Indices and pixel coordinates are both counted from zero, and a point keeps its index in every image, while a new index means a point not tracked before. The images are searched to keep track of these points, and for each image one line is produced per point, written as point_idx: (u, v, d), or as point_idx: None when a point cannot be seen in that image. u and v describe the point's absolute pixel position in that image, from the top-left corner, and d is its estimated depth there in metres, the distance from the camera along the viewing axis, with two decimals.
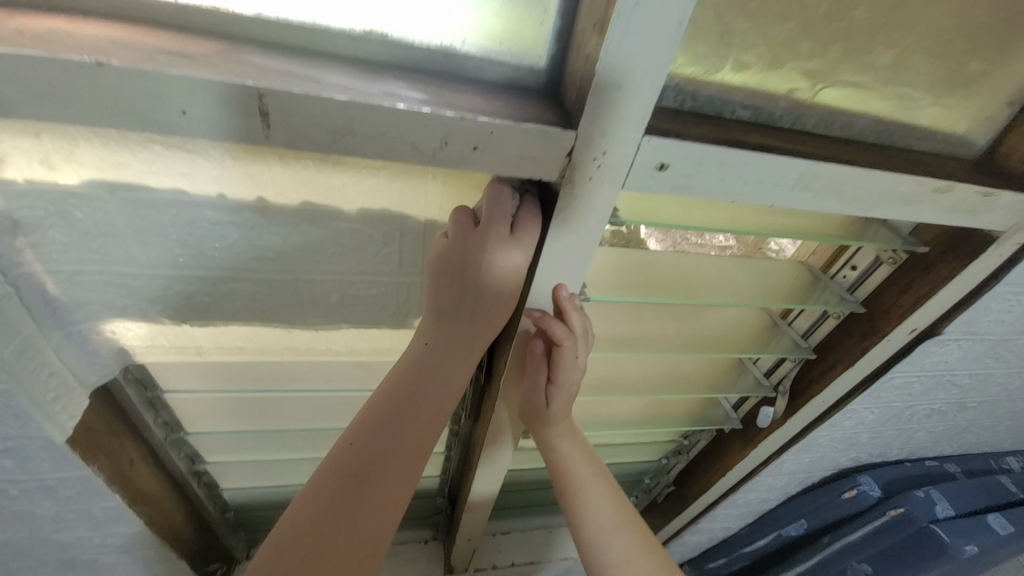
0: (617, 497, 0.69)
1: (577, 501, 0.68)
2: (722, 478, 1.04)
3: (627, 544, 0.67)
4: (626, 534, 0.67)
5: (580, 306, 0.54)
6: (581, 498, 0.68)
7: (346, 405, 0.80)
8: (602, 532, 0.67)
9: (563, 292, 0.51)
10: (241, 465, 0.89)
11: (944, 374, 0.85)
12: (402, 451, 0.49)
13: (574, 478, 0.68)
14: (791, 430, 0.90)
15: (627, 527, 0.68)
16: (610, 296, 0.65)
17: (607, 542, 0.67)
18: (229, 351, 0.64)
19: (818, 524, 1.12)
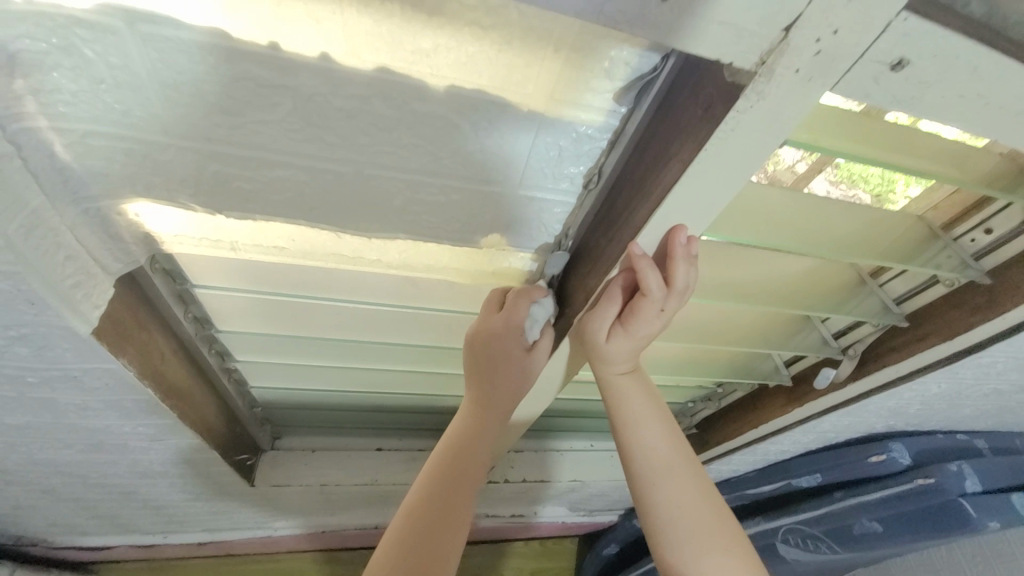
0: (679, 449, 0.60)
1: (636, 448, 0.60)
2: (753, 429, 1.02)
3: (687, 497, 0.59)
4: (687, 486, 0.59)
5: (692, 255, 0.45)
6: (641, 445, 0.60)
7: (386, 318, 0.74)
8: (661, 482, 0.59)
9: (679, 238, 0.43)
10: (270, 366, 0.86)
11: None
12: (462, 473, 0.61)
13: (634, 423, 0.60)
14: (846, 394, 0.85)
15: (690, 477, 0.60)
16: (739, 237, 0.56)
17: (665, 493, 0.59)
18: (269, 252, 0.56)
19: (834, 479, 1.13)
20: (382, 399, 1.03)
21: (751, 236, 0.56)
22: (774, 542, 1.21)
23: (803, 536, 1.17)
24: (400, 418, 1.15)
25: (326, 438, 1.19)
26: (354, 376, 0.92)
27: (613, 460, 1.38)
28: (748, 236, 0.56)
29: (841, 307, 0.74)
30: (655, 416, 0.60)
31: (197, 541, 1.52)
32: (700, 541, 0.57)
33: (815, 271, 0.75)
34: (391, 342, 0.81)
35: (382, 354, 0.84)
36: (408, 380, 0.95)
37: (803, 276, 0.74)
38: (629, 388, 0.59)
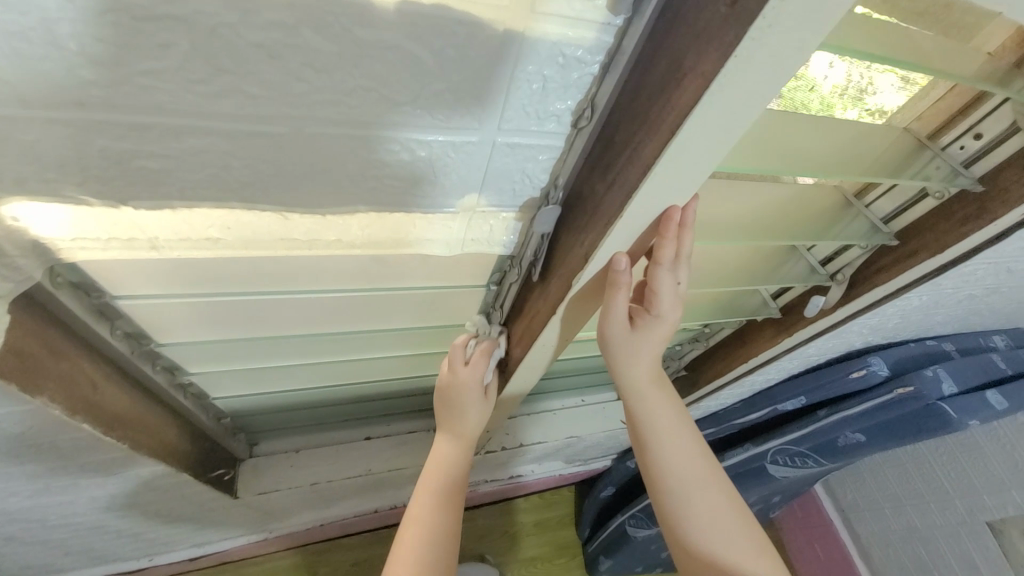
0: (686, 427, 0.66)
1: (646, 420, 0.65)
2: (742, 364, 1.02)
3: (697, 469, 0.65)
4: (697, 459, 0.65)
5: (683, 224, 0.46)
6: (652, 418, 0.64)
7: (354, 305, 0.66)
8: (675, 459, 0.65)
9: (675, 214, 0.43)
10: (231, 374, 0.76)
11: (1008, 261, 0.78)
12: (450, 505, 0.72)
13: (645, 397, 0.64)
14: (835, 320, 0.85)
15: (698, 453, 0.66)
16: (736, 166, 0.51)
17: (679, 470, 0.65)
18: (203, 248, 0.46)
19: (817, 399, 1.17)
20: (363, 389, 0.96)
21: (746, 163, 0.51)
22: (763, 463, 1.27)
23: (790, 455, 1.23)
24: (386, 404, 1.08)
25: (308, 435, 1.12)
26: (329, 372, 0.84)
27: (605, 411, 1.38)
28: (744, 165, 0.51)
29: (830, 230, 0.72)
30: (666, 401, 0.65)
31: (188, 557, 1.44)
32: (699, 494, 0.64)
33: (803, 196, 0.72)
34: (365, 329, 0.73)
35: (357, 344, 0.77)
36: (389, 367, 0.88)
37: (792, 203, 0.71)
38: (645, 368, 0.61)
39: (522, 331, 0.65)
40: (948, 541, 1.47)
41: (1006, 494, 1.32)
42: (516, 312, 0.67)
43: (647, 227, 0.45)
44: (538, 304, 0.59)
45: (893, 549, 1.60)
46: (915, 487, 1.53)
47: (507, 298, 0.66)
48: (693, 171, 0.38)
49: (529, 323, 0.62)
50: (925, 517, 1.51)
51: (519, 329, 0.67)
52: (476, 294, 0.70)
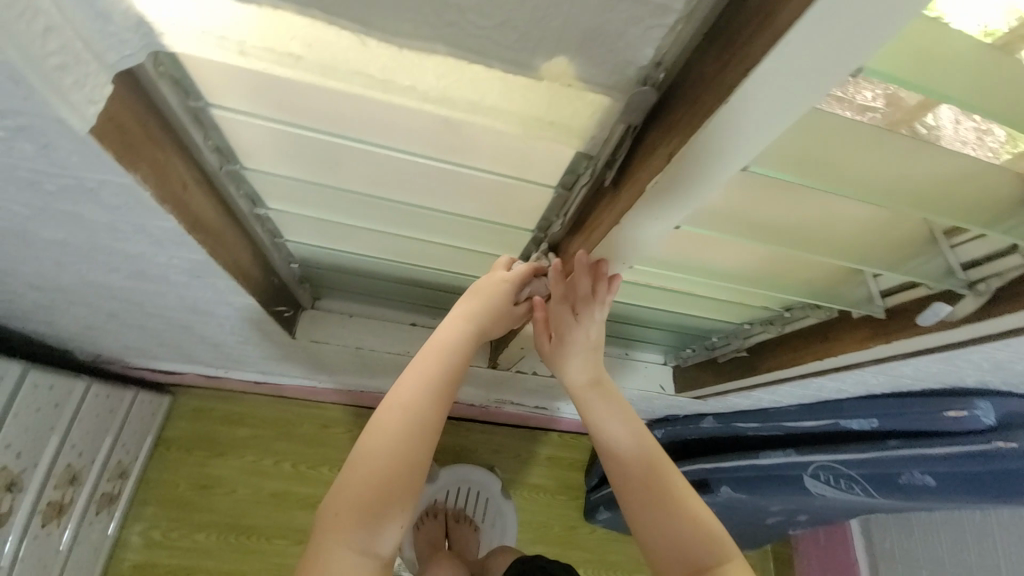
0: (628, 418, 0.74)
1: (587, 415, 0.76)
2: (814, 361, 0.91)
3: (639, 450, 0.72)
4: (637, 443, 0.73)
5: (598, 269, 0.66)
6: (591, 412, 0.76)
7: (419, 176, 0.65)
8: (615, 444, 0.73)
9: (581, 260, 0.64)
10: (302, 221, 0.82)
11: None
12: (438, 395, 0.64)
13: (586, 400, 0.76)
14: (952, 336, 0.71)
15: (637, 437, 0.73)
16: (901, 80, 0.38)
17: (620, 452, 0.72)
18: (290, 71, 0.47)
19: (890, 430, 1.02)
20: (415, 274, 1.00)
21: (920, 79, 0.38)
22: (802, 475, 1.20)
23: (835, 475, 1.14)
24: (434, 298, 1.12)
25: (362, 305, 1.21)
26: (388, 245, 0.87)
27: (645, 370, 1.33)
28: (916, 82, 0.38)
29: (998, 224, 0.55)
30: (602, 399, 0.76)
31: (253, 380, 1.69)
32: (640, 468, 0.71)
33: (981, 169, 0.52)
34: (427, 210, 0.74)
35: (418, 223, 0.78)
36: (443, 257, 0.89)
37: (969, 178, 0.52)
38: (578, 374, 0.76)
39: (586, 241, 0.63)
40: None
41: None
42: (584, 223, 0.63)
43: (747, 141, 0.40)
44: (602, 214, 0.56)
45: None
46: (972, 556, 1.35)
47: (574, 205, 0.62)
48: (828, 64, 0.32)
49: (597, 234, 0.59)
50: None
51: (584, 241, 0.63)
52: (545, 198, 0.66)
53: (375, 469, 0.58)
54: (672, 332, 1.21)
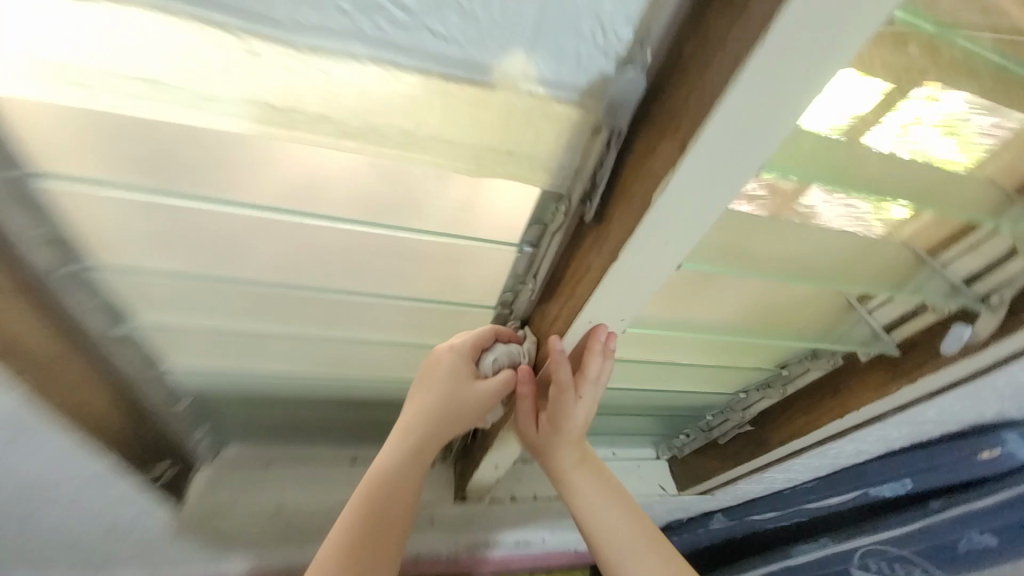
0: (625, 508, 0.65)
1: (581, 508, 0.65)
2: (834, 422, 0.77)
3: (639, 550, 0.63)
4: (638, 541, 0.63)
5: (608, 350, 0.51)
6: (587, 504, 0.65)
7: (348, 246, 0.52)
8: (614, 542, 0.63)
9: (600, 334, 0.49)
10: (202, 338, 0.63)
11: None
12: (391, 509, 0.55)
13: (580, 491, 0.65)
14: (985, 363, 0.60)
15: (638, 533, 0.64)
16: None
17: (619, 552, 0.63)
18: (171, 106, 0.36)
19: (927, 486, 0.89)
20: (353, 393, 0.79)
21: None
22: (848, 568, 1.00)
23: (887, 560, 0.96)
24: (379, 421, 0.90)
25: (283, 449, 0.94)
26: (320, 355, 0.69)
27: (638, 469, 1.13)
28: None
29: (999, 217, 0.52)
30: (598, 487, 0.65)
31: None
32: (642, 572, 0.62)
33: (964, 171, 0.50)
34: (365, 298, 0.59)
35: (355, 317, 0.62)
36: (389, 361, 0.72)
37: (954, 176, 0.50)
38: (572, 463, 0.65)
39: (565, 304, 0.49)
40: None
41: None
42: (558, 283, 0.50)
43: (777, 109, 0.30)
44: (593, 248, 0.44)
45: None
46: None
47: (544, 261, 0.50)
48: None
49: (580, 291, 0.46)
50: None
51: (562, 305, 0.50)
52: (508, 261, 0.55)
53: None
54: (658, 417, 1.07)
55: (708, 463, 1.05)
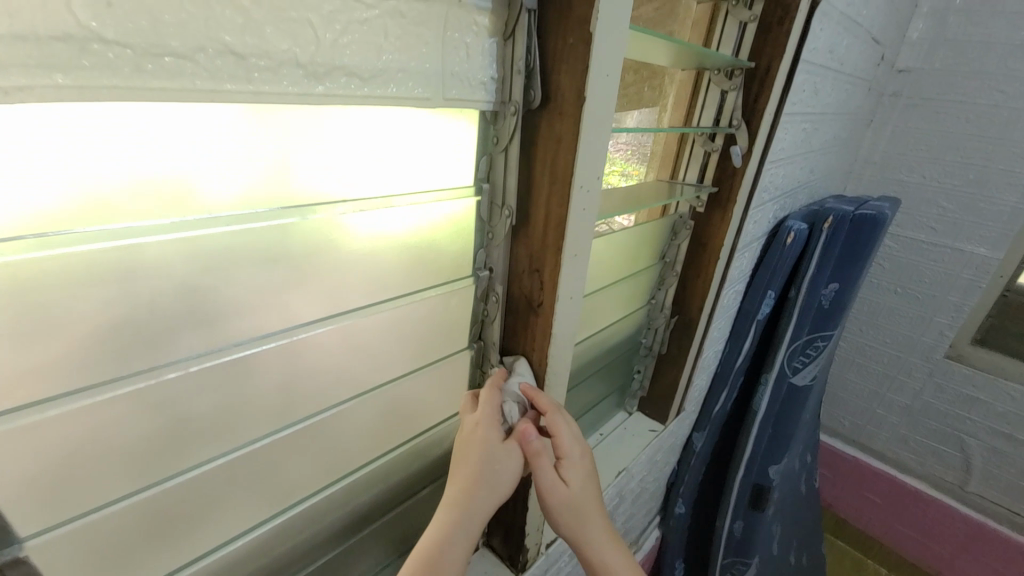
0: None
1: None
2: (716, 265, 1.02)
3: None
4: None
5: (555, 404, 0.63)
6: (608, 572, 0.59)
7: (327, 267, 0.49)
8: None
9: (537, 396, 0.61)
10: (108, 519, 0.43)
11: (809, 96, 1.05)
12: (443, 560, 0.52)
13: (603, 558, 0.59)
14: (755, 163, 0.92)
15: None
16: None
17: None
18: (29, 92, 0.28)
19: (781, 286, 1.22)
20: (354, 514, 0.65)
21: None
22: (789, 381, 1.27)
23: (800, 353, 1.25)
24: (391, 546, 0.73)
25: None
26: (289, 473, 0.55)
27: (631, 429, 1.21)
28: None
29: (704, 57, 0.80)
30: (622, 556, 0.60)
31: None
32: None
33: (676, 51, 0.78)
34: (318, 328, 0.51)
35: (316, 379, 0.53)
36: (373, 428, 0.62)
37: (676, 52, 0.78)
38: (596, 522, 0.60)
39: (549, 193, 0.53)
40: (938, 394, 1.66)
41: (934, 322, 1.63)
42: (534, 184, 0.55)
43: None
44: (555, 124, 0.50)
45: (915, 441, 1.74)
46: (884, 347, 1.75)
47: (508, 178, 0.56)
48: None
49: (564, 163, 0.51)
50: (906, 390, 1.72)
51: (549, 197, 0.53)
52: (469, 209, 0.58)
53: None
54: (615, 363, 1.16)
55: (666, 376, 1.19)
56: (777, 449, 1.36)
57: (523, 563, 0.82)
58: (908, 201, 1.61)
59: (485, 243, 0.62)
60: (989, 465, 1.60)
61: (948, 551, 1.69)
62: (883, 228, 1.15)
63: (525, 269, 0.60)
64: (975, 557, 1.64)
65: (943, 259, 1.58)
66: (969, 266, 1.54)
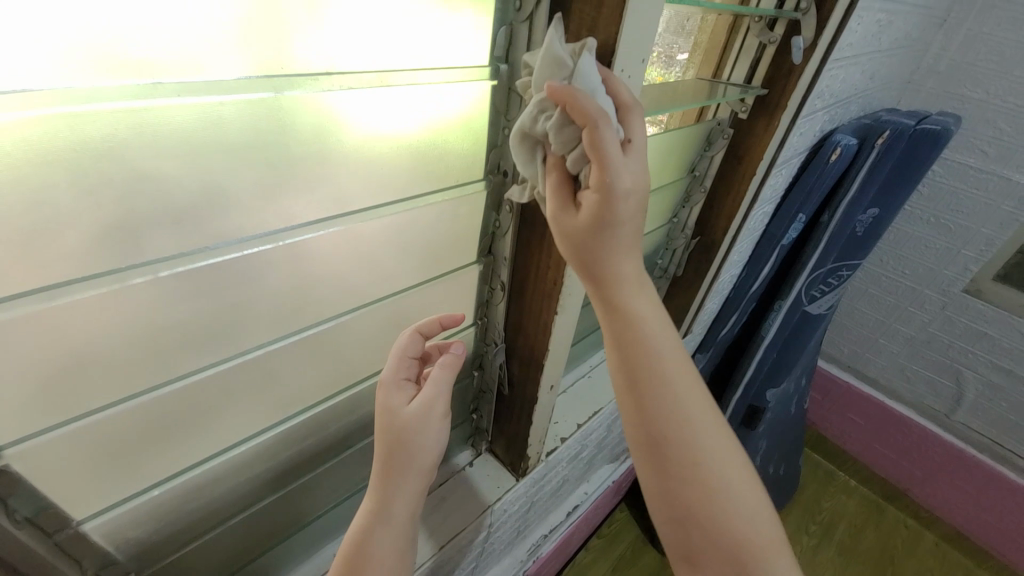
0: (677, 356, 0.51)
1: (641, 343, 0.50)
2: (751, 182, 0.92)
3: (697, 405, 0.51)
4: (697, 398, 0.51)
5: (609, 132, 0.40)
6: (645, 339, 0.49)
7: (319, 160, 0.42)
8: (677, 399, 0.50)
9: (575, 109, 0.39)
10: (109, 420, 0.41)
11: None
12: (386, 508, 0.55)
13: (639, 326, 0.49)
14: (816, 61, 0.78)
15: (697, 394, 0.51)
16: None
17: (683, 413, 0.50)
18: None
19: (814, 209, 1.12)
20: (358, 420, 0.66)
21: None
22: (804, 308, 1.24)
23: (821, 282, 1.20)
24: None
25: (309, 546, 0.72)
26: (288, 385, 0.53)
27: None
28: None
29: None
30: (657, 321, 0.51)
31: None
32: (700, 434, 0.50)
33: None
34: (313, 232, 0.45)
35: (311, 290, 0.48)
36: (375, 342, 0.59)
37: None
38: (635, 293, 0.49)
39: None
40: (946, 327, 1.63)
41: (961, 255, 1.54)
42: None
43: None
44: None
45: (913, 372, 1.75)
46: (905, 278, 1.68)
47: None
48: None
49: (604, 42, 0.41)
50: (915, 323, 1.70)
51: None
52: (483, 98, 0.49)
53: (346, 546, 0.55)
54: None
55: (679, 299, 1.15)
56: (779, 373, 1.38)
57: (524, 468, 0.86)
58: (970, 119, 1.43)
59: (499, 141, 0.53)
60: (980, 397, 1.63)
61: (921, 470, 1.80)
62: (942, 146, 1.03)
63: None
64: (946, 479, 1.75)
65: (988, 188, 1.45)
66: (1013, 197, 1.41)
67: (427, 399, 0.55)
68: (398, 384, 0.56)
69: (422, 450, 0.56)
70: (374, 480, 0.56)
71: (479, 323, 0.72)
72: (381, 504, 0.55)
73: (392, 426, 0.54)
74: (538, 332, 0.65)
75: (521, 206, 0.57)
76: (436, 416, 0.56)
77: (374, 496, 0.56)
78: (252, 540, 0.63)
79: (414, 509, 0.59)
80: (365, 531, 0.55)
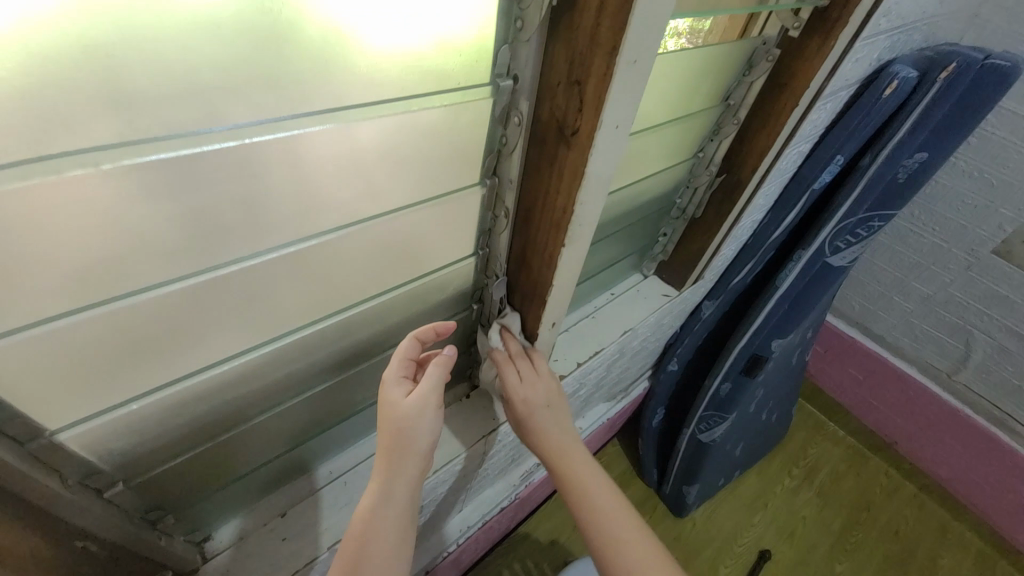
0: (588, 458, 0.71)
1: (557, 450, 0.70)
2: (791, 114, 0.82)
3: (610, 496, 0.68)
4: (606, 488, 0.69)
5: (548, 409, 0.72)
6: (562, 448, 0.71)
7: (291, 43, 0.35)
8: (590, 491, 0.68)
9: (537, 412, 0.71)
10: (72, 328, 0.39)
11: None
12: (386, 503, 0.57)
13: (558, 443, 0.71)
14: None
15: (611, 488, 0.69)
16: None
17: (598, 501, 0.67)
18: None
19: (854, 150, 1.02)
20: (349, 346, 0.64)
21: None
22: (824, 260, 1.18)
23: (847, 232, 1.13)
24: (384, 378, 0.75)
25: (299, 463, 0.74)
26: (269, 304, 0.50)
27: (639, 293, 1.17)
28: None
29: None
30: (574, 440, 0.71)
31: None
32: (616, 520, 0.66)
33: None
34: (284, 131, 0.39)
35: (289, 201, 0.43)
36: (366, 265, 0.55)
37: None
38: (558, 432, 0.71)
39: None
40: (966, 289, 1.57)
41: (997, 214, 1.44)
42: None
43: None
44: None
45: (923, 331, 1.72)
46: (935, 235, 1.58)
47: None
48: None
49: None
50: (935, 282, 1.64)
51: None
52: None
53: (347, 540, 0.56)
54: (641, 223, 1.06)
55: (693, 242, 1.09)
56: (787, 325, 1.34)
57: None
58: None
59: (510, 38, 0.46)
60: (987, 360, 1.60)
61: (911, 426, 1.82)
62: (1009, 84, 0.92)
63: (562, 79, 0.45)
64: (934, 435, 1.77)
65: None
66: None
67: (425, 391, 0.58)
68: (397, 380, 0.59)
69: (420, 439, 0.58)
70: (375, 475, 0.58)
71: (481, 253, 0.68)
72: (381, 498, 0.57)
73: (390, 426, 0.57)
74: (543, 265, 0.61)
75: (532, 121, 0.50)
76: (432, 409, 0.59)
77: (373, 489, 0.58)
78: (240, 455, 0.64)
79: (415, 496, 0.60)
80: (368, 524, 0.56)
